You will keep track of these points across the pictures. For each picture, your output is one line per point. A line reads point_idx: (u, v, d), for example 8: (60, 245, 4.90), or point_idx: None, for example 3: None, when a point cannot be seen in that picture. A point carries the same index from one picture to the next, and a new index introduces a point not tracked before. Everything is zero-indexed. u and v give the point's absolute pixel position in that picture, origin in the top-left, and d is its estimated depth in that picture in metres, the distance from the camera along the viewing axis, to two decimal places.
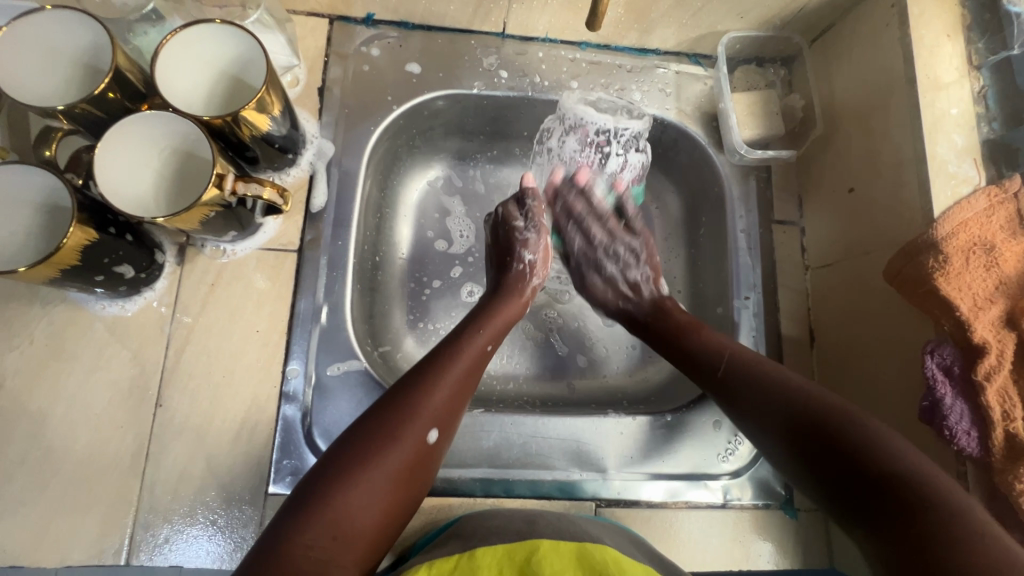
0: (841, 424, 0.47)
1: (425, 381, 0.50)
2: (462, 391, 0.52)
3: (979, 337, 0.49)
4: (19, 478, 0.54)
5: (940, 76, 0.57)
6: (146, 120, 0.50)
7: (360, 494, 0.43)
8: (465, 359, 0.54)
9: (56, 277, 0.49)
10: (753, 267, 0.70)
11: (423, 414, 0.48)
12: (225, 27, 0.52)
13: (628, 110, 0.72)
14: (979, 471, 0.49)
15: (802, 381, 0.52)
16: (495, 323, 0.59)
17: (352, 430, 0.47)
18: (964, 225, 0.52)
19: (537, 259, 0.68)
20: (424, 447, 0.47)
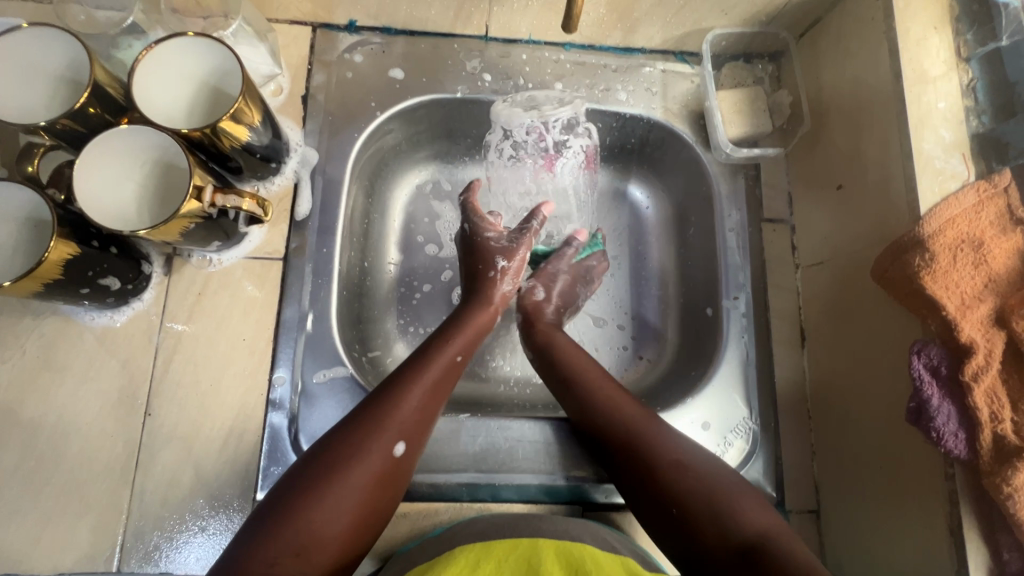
0: (717, 499, 0.48)
1: (391, 396, 0.51)
2: (430, 403, 0.53)
3: (966, 337, 0.48)
4: (12, 487, 0.56)
5: (926, 70, 0.56)
6: (108, 135, 0.50)
7: (324, 509, 0.44)
8: (432, 373, 0.54)
9: (41, 290, 0.49)
10: (742, 267, 0.70)
11: (390, 426, 0.49)
12: (195, 39, 0.53)
13: (560, 100, 0.72)
14: (967, 473, 0.47)
15: (672, 435, 0.54)
16: (467, 335, 0.59)
17: (322, 444, 0.48)
18: (952, 222, 0.50)
19: (511, 266, 0.66)
20: (391, 462, 0.48)
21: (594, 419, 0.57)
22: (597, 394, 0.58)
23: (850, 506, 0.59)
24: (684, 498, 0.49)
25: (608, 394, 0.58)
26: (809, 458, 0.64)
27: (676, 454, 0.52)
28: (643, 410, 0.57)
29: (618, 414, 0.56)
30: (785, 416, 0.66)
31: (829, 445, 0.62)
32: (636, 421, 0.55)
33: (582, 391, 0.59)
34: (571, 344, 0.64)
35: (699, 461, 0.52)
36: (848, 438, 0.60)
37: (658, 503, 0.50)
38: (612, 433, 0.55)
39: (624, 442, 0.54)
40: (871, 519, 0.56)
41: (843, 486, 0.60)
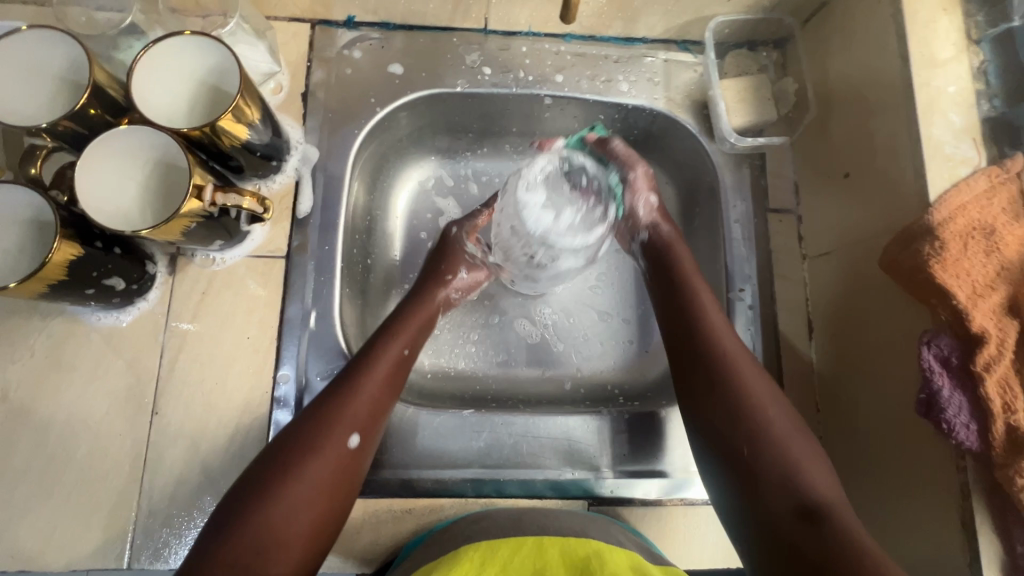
0: (794, 454, 0.50)
1: (340, 393, 0.53)
2: (381, 396, 0.55)
3: (977, 327, 0.47)
4: (25, 486, 0.56)
5: (936, 53, 0.54)
6: (109, 136, 0.51)
7: (284, 506, 0.46)
8: (381, 367, 0.56)
9: (46, 292, 0.50)
10: (747, 258, 0.69)
11: (341, 422, 0.51)
12: (194, 40, 0.53)
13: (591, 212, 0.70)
14: (978, 465, 0.47)
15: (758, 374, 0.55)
16: (410, 327, 0.61)
17: (278, 444, 0.49)
18: (961, 209, 0.50)
19: (468, 281, 0.71)
20: (348, 454, 0.50)
21: (696, 347, 0.57)
22: (703, 327, 0.58)
23: (860, 500, 0.58)
24: (763, 441, 0.51)
25: (718, 329, 0.58)
26: None
27: (770, 402, 0.53)
28: (749, 355, 0.57)
29: (723, 348, 0.56)
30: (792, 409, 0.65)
31: (837, 438, 0.61)
32: (738, 360, 0.56)
33: (692, 320, 0.59)
34: (692, 274, 0.63)
35: (787, 414, 0.53)
36: (856, 431, 0.59)
37: (727, 438, 0.52)
38: (708, 364, 0.56)
39: (718, 373, 0.55)
40: (880, 513, 0.56)
41: (852, 479, 0.59)
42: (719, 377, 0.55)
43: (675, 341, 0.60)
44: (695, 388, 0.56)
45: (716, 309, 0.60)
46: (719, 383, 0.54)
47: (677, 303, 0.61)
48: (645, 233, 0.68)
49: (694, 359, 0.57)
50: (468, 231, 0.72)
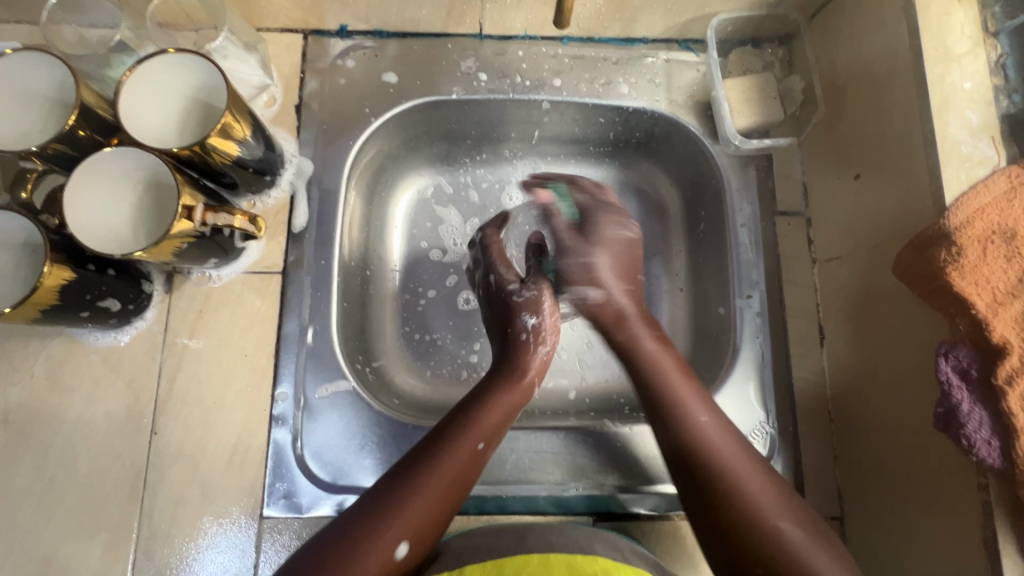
0: (811, 565, 0.43)
1: (401, 490, 0.48)
2: (446, 501, 0.49)
3: (999, 337, 0.44)
4: (27, 508, 0.56)
5: (950, 48, 0.51)
6: (108, 154, 0.50)
7: None
8: (448, 469, 0.50)
9: (40, 316, 0.49)
10: (755, 263, 0.67)
11: (395, 524, 0.46)
12: (179, 58, 0.53)
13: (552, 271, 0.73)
14: (1001, 483, 0.44)
15: (733, 449, 0.52)
16: (492, 420, 0.54)
17: (326, 539, 0.45)
18: (980, 212, 0.47)
19: (542, 321, 0.63)
20: (390, 565, 0.45)
21: (693, 462, 0.51)
22: (703, 442, 0.52)
23: (876, 514, 0.56)
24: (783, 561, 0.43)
25: (715, 436, 0.52)
26: (830, 463, 0.61)
27: (774, 505, 0.47)
28: (748, 456, 0.52)
29: (723, 460, 0.51)
30: (804, 419, 0.63)
31: (852, 449, 0.59)
32: (734, 464, 0.50)
33: (682, 431, 0.53)
34: (676, 377, 0.57)
35: (800, 522, 0.47)
36: (871, 443, 0.57)
37: (741, 561, 0.45)
38: (707, 478, 0.50)
39: (721, 485, 0.49)
40: (896, 530, 0.53)
41: (868, 492, 0.57)
42: (721, 488, 0.49)
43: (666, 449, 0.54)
44: (700, 500, 0.49)
45: (694, 395, 0.56)
46: (731, 495, 0.48)
47: (663, 403, 0.55)
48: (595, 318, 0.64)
49: (690, 472, 0.51)
50: (497, 262, 0.66)
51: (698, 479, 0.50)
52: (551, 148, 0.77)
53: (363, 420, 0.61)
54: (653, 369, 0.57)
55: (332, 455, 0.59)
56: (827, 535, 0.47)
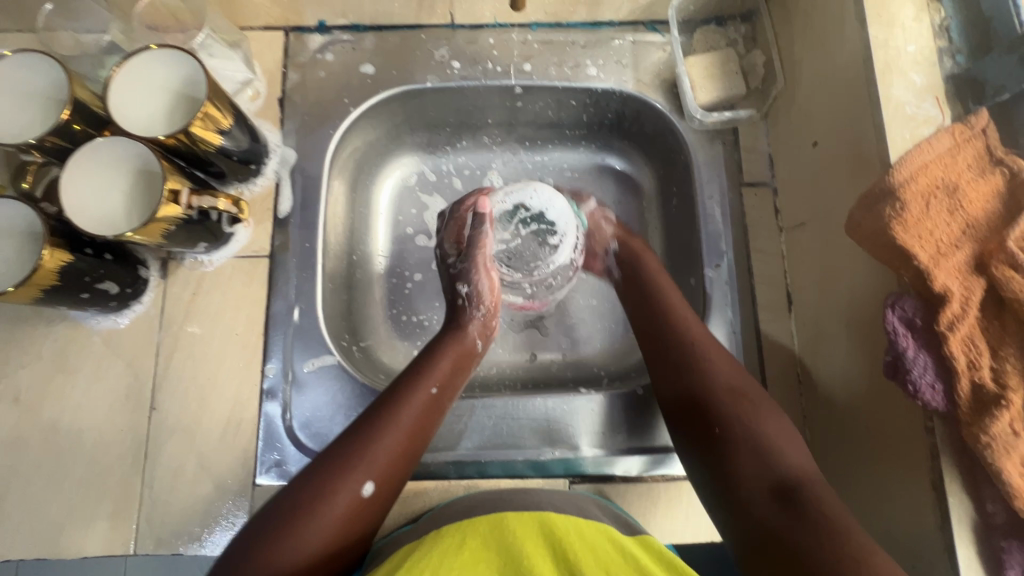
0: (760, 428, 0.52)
1: (361, 437, 0.51)
2: (411, 443, 0.53)
3: (941, 286, 0.46)
4: (39, 481, 0.61)
5: (893, 14, 0.53)
6: (108, 143, 0.54)
7: (291, 546, 0.45)
8: (407, 413, 0.53)
9: (42, 297, 0.53)
10: (723, 233, 0.69)
11: (359, 466, 0.49)
12: (149, 55, 0.56)
13: (525, 259, 0.70)
14: (946, 426, 0.45)
15: (675, 300, 0.63)
16: (443, 366, 0.58)
17: (297, 483, 0.49)
18: (924, 168, 0.49)
19: (480, 286, 0.66)
20: (359, 502, 0.48)
21: (676, 355, 0.59)
22: (683, 338, 0.60)
23: (841, 468, 0.58)
24: (733, 420, 0.52)
25: (685, 328, 0.60)
26: (800, 424, 0.63)
27: (742, 388, 0.55)
28: (720, 346, 0.59)
29: (716, 377, 0.56)
30: (773, 381, 0.65)
31: (818, 407, 0.61)
32: (708, 348, 0.58)
33: (672, 330, 0.61)
34: (671, 291, 0.64)
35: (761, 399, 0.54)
36: (834, 399, 0.59)
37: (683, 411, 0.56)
38: (682, 359, 0.58)
39: (694, 368, 0.57)
40: (859, 483, 0.55)
41: (832, 448, 0.59)
42: (689, 368, 0.57)
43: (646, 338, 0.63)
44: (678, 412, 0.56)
45: (667, 282, 0.66)
46: (709, 400, 0.54)
47: (660, 321, 0.62)
48: (616, 244, 0.71)
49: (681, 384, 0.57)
50: (450, 238, 0.70)
51: (675, 371, 0.58)
52: (528, 133, 0.80)
53: (348, 394, 0.64)
54: (658, 289, 0.65)
55: (320, 426, 0.63)
56: (784, 416, 0.54)
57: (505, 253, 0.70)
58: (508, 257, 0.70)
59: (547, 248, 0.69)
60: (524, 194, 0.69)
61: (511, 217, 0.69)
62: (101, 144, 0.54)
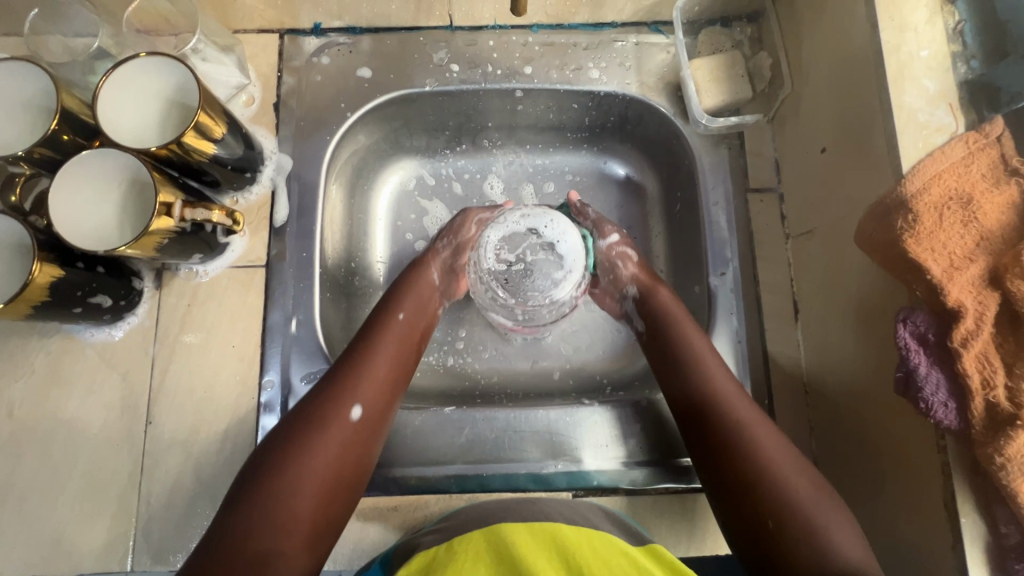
0: (816, 518, 0.47)
1: (343, 367, 0.56)
2: (392, 370, 0.58)
3: (954, 301, 0.45)
4: (33, 496, 0.60)
5: (906, 17, 0.52)
6: (100, 157, 0.53)
7: (292, 474, 0.49)
8: (380, 338, 0.59)
9: (33, 312, 0.52)
10: (728, 241, 0.68)
11: (343, 393, 0.54)
12: (122, 70, 0.54)
13: (520, 282, 0.65)
14: (959, 444, 0.44)
15: (704, 352, 0.58)
16: (409, 297, 0.64)
17: (291, 416, 0.53)
18: (937, 178, 0.47)
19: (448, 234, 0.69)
20: (350, 423, 0.53)
21: (716, 437, 0.53)
22: (726, 417, 0.53)
23: (849, 482, 0.57)
24: (788, 512, 0.47)
25: (716, 384, 0.56)
26: (807, 435, 0.62)
27: (794, 471, 0.49)
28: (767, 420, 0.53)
29: (761, 447, 0.51)
30: (779, 392, 0.64)
31: (825, 419, 0.60)
32: (754, 428, 0.52)
33: (712, 406, 0.54)
34: (709, 356, 0.58)
35: (812, 477, 0.49)
36: (843, 412, 0.58)
37: (720, 480, 0.52)
38: (728, 443, 0.52)
39: (741, 454, 0.51)
40: (867, 498, 0.54)
41: (840, 461, 0.58)
42: (736, 453, 0.51)
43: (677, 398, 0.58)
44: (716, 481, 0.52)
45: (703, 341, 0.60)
46: (750, 470, 0.50)
47: (691, 381, 0.57)
48: (634, 289, 0.66)
49: (715, 454, 0.53)
50: (453, 233, 0.69)
51: (720, 456, 0.52)
52: (529, 136, 0.78)
53: None
54: (694, 358, 0.58)
55: None
56: (835, 496, 0.49)
57: (501, 269, 0.66)
58: (504, 273, 0.66)
59: (549, 281, 0.65)
60: (539, 216, 0.66)
61: (521, 239, 0.66)
62: (90, 157, 0.53)
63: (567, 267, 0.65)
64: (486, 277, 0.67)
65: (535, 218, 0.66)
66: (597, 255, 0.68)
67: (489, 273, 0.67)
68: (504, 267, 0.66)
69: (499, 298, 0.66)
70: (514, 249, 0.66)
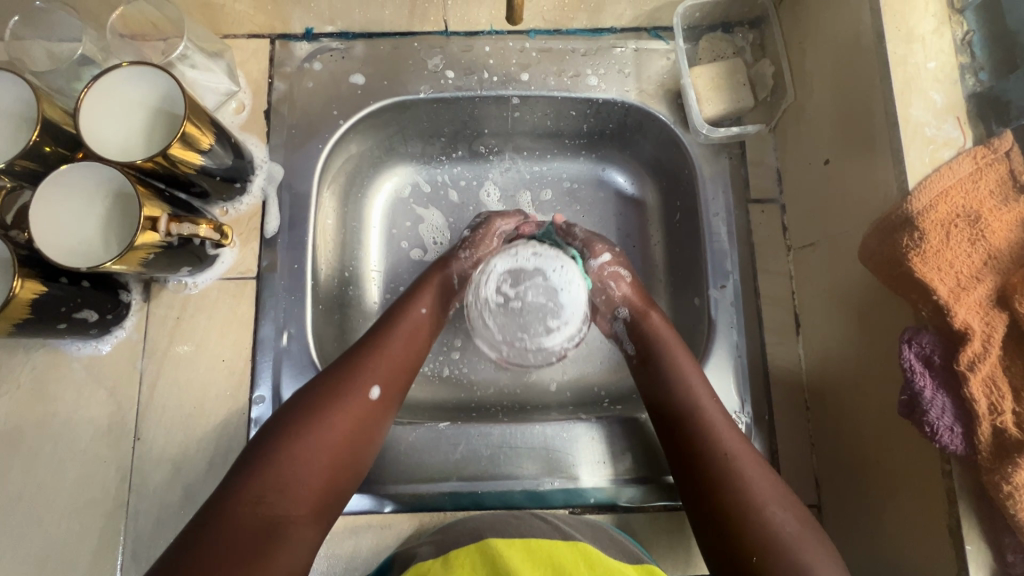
0: (798, 551, 0.45)
1: (362, 352, 0.56)
2: (408, 357, 0.58)
3: (960, 323, 0.44)
4: (18, 514, 0.58)
5: (913, 27, 0.50)
6: (83, 167, 0.51)
7: (302, 450, 0.48)
8: (400, 328, 0.59)
9: (14, 329, 0.51)
10: (729, 253, 0.66)
11: (363, 375, 0.54)
12: (94, 90, 0.52)
13: (514, 319, 0.63)
14: (965, 469, 0.43)
15: (686, 370, 0.58)
16: (431, 291, 0.63)
17: (306, 390, 0.52)
18: (945, 195, 0.46)
19: (477, 239, 0.67)
20: (368, 405, 0.53)
21: (707, 468, 0.51)
22: (713, 444, 0.52)
23: (849, 499, 0.56)
24: (772, 549, 0.46)
25: (704, 404, 0.55)
26: (807, 451, 0.62)
27: (779, 505, 0.48)
28: (757, 457, 0.52)
29: (747, 477, 0.50)
30: (779, 407, 0.63)
31: (827, 436, 0.59)
32: (742, 462, 0.51)
33: (703, 435, 0.53)
34: (695, 377, 0.57)
35: (798, 517, 0.48)
36: (844, 430, 0.57)
37: (703, 503, 0.51)
38: (711, 468, 0.51)
39: (727, 481, 0.50)
40: (869, 518, 0.53)
41: (843, 479, 0.57)
42: (719, 479, 0.50)
43: (660, 417, 0.57)
44: (699, 505, 0.51)
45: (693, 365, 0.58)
46: (735, 496, 0.49)
47: (674, 401, 0.56)
48: (626, 310, 0.64)
49: (699, 479, 0.52)
50: (475, 246, 0.67)
51: (705, 482, 0.51)
52: (527, 143, 0.76)
53: None
54: (683, 383, 0.57)
55: None
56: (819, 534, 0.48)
57: (498, 298, 0.64)
58: (501, 305, 0.63)
59: (542, 327, 0.63)
60: (550, 259, 0.64)
61: (526, 277, 0.63)
62: (74, 168, 0.51)
63: (567, 312, 0.63)
64: (481, 303, 0.65)
65: (546, 257, 0.64)
66: (592, 277, 0.66)
67: (484, 300, 0.65)
68: (502, 300, 0.64)
69: (489, 330, 0.65)
70: (517, 285, 0.63)
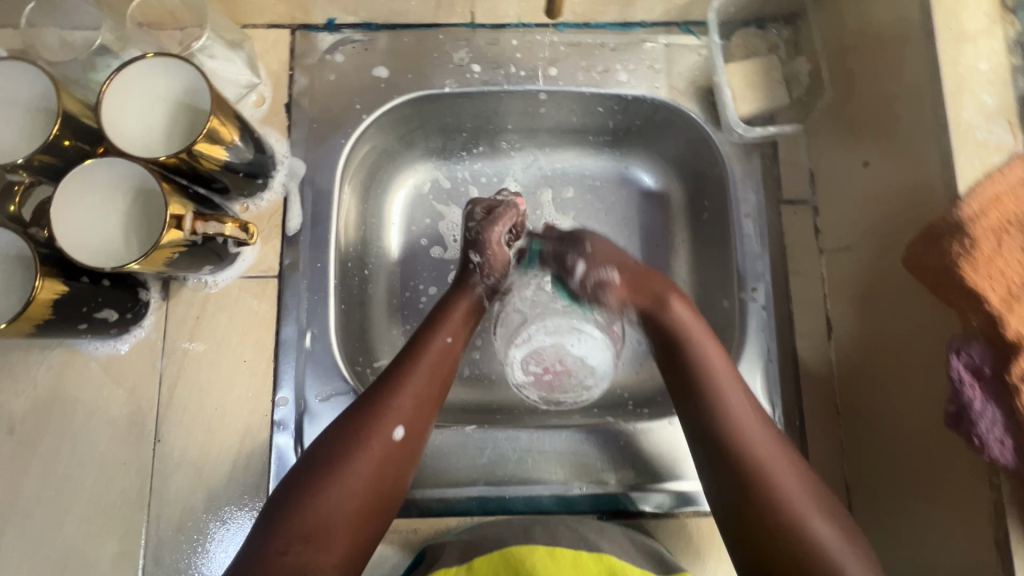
0: None
1: (385, 388, 0.53)
2: (431, 386, 0.54)
3: (1013, 334, 0.42)
4: (37, 516, 0.57)
5: (965, 25, 0.48)
6: (110, 164, 0.50)
7: (331, 496, 0.46)
8: (424, 361, 0.55)
9: (34, 330, 0.49)
10: (761, 255, 0.65)
11: (387, 417, 0.51)
12: (119, 80, 0.50)
13: (552, 387, 0.68)
14: (1015, 484, 0.42)
15: (723, 382, 0.53)
16: (456, 317, 0.60)
17: (332, 430, 0.51)
18: (998, 200, 0.44)
19: (489, 258, 0.64)
20: (391, 446, 0.50)
21: (747, 494, 0.47)
22: (754, 464, 0.48)
23: (884, 506, 0.55)
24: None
25: (743, 421, 0.51)
26: (838, 456, 0.61)
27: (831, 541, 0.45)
28: (801, 475, 0.49)
29: (790, 504, 0.46)
30: (810, 413, 0.62)
31: (860, 442, 0.59)
32: (783, 479, 0.47)
33: (742, 454, 0.49)
34: (732, 388, 0.52)
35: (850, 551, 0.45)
36: (881, 437, 0.56)
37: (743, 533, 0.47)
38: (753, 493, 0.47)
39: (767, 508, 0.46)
40: (907, 526, 0.53)
41: (880, 487, 0.56)
42: (761, 507, 0.46)
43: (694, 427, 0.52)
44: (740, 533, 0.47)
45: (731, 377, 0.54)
46: (778, 529, 0.45)
47: (710, 413, 0.51)
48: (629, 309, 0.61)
49: (738, 506, 0.48)
50: (495, 269, 0.64)
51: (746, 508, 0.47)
52: (551, 139, 0.75)
53: None
54: (719, 395, 0.52)
55: None
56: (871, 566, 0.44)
57: (531, 372, 0.69)
58: (536, 377, 0.68)
59: (580, 388, 0.69)
60: (564, 327, 0.69)
61: (547, 351, 0.69)
62: (101, 164, 0.50)
63: (596, 370, 0.69)
64: (518, 381, 0.69)
65: (559, 326, 0.69)
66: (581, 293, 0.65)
67: (519, 379, 0.69)
68: (536, 372, 0.68)
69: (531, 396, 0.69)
70: (544, 358, 0.68)
